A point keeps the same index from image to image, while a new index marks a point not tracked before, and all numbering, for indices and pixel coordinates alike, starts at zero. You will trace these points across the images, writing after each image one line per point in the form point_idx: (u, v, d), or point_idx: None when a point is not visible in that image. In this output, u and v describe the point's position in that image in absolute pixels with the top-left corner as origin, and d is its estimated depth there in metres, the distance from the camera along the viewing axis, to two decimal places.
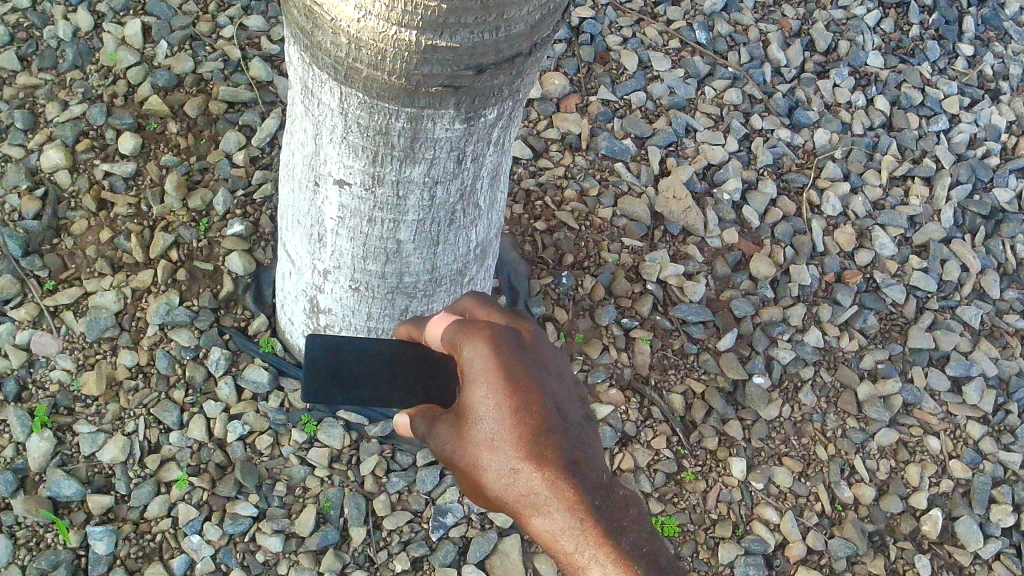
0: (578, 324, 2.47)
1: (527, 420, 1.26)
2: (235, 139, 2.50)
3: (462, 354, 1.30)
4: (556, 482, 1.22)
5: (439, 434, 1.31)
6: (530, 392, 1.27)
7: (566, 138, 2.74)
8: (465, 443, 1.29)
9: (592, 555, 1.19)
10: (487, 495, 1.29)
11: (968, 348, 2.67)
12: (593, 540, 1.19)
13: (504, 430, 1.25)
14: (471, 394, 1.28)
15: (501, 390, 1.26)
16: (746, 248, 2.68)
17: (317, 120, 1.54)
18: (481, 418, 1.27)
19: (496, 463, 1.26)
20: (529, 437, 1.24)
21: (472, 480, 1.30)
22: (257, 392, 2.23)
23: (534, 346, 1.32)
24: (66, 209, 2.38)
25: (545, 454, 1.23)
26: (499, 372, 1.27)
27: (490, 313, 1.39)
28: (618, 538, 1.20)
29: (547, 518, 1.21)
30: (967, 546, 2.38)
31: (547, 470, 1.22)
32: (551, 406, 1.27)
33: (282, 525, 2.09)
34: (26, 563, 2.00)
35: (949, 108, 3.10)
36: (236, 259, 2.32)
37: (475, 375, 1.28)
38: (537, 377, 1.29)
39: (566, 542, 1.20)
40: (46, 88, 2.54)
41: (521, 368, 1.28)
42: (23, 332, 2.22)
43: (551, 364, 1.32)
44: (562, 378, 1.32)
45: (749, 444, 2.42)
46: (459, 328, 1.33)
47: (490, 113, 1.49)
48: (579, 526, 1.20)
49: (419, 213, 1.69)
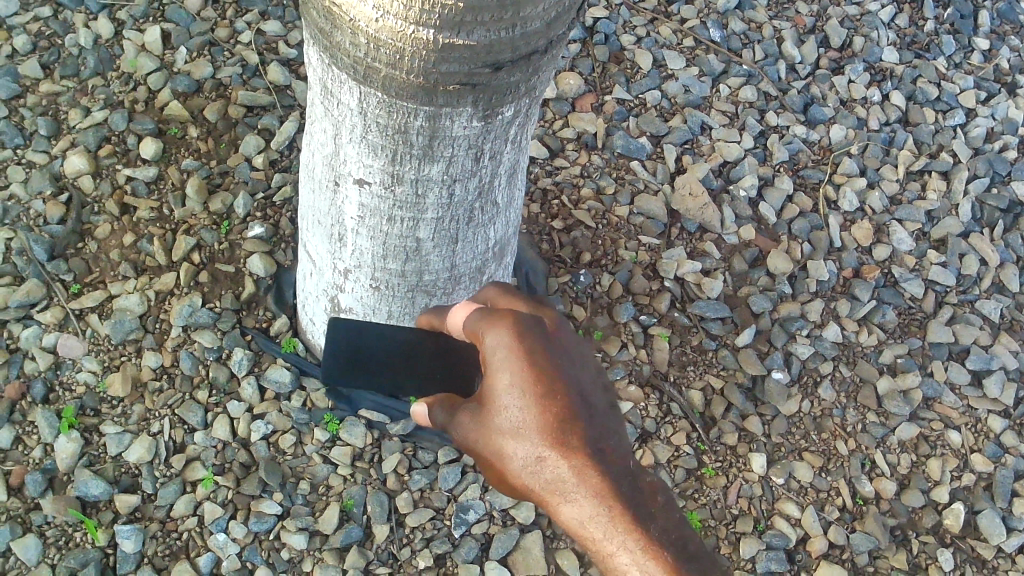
0: (596, 322, 2.48)
1: (551, 410, 1.32)
2: (255, 143, 2.53)
3: (485, 343, 1.36)
4: (583, 470, 1.31)
5: (463, 424, 1.39)
6: (554, 380, 1.33)
7: (582, 137, 2.75)
8: (489, 433, 1.37)
9: (620, 540, 1.29)
10: (513, 482, 1.37)
11: (988, 342, 2.66)
12: (621, 525, 1.29)
13: (530, 420, 1.32)
14: (494, 384, 1.34)
15: (525, 379, 1.32)
16: (763, 244, 2.68)
17: (336, 120, 1.56)
18: (506, 407, 1.34)
19: (521, 452, 1.34)
20: (556, 428, 1.31)
21: (497, 466, 1.38)
22: (279, 392, 2.26)
23: (557, 333, 1.37)
24: (90, 214, 2.42)
25: (571, 443, 1.31)
26: (523, 362, 1.33)
27: (512, 300, 1.44)
28: (645, 523, 1.30)
29: (575, 506, 1.30)
30: (989, 539, 2.38)
31: (573, 458, 1.31)
32: (575, 395, 1.34)
33: (307, 522, 2.11)
34: (55, 561, 2.03)
35: (965, 102, 3.09)
36: (257, 260, 2.35)
37: (498, 364, 1.34)
38: (561, 364, 1.34)
39: (594, 528, 1.30)
40: (68, 95, 2.58)
41: (544, 356, 1.34)
42: (50, 335, 2.25)
43: (574, 351, 1.38)
44: (586, 365, 1.38)
45: (769, 439, 2.43)
46: (481, 316, 1.38)
47: (507, 111, 1.51)
48: (607, 514, 1.30)
49: (438, 211, 1.71)
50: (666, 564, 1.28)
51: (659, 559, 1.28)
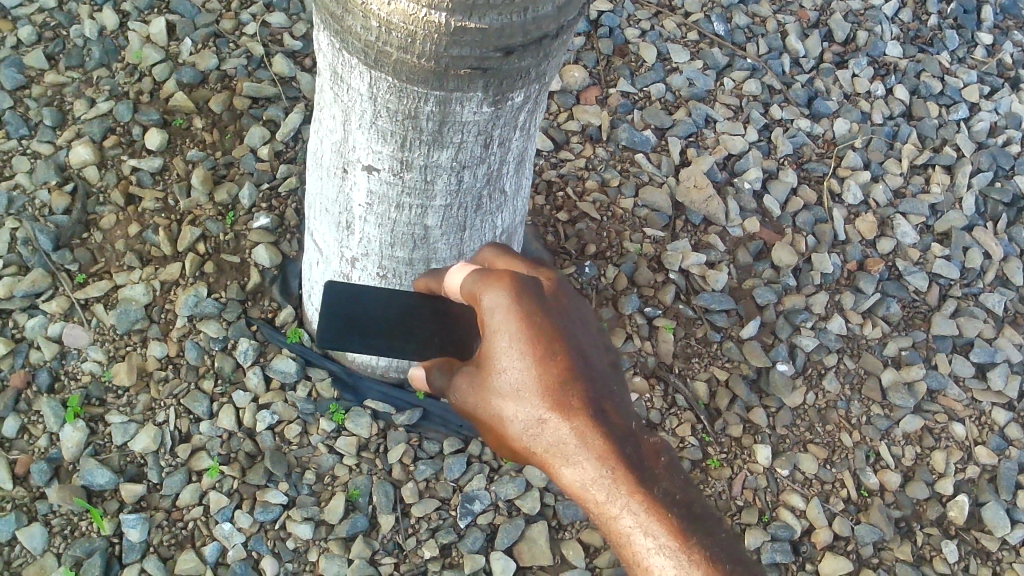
0: (601, 313, 2.47)
1: (550, 371, 1.37)
2: (260, 134, 2.53)
3: (484, 305, 1.41)
4: (584, 431, 1.35)
5: (464, 387, 1.46)
6: (555, 342, 1.38)
7: (586, 129, 2.75)
8: (490, 395, 1.43)
9: (623, 502, 1.32)
10: (514, 445, 1.43)
11: (992, 335, 2.67)
12: (624, 486, 1.33)
13: (529, 381, 1.38)
14: (494, 346, 1.40)
15: (525, 341, 1.38)
16: (768, 237, 2.69)
17: (346, 106, 1.57)
18: (506, 369, 1.40)
19: (522, 413, 1.39)
20: (556, 389, 1.37)
21: (498, 429, 1.44)
22: (285, 382, 2.26)
23: (555, 295, 1.43)
24: (95, 204, 2.42)
25: (572, 406, 1.36)
26: (520, 323, 1.38)
27: (511, 262, 1.50)
28: (648, 486, 1.33)
29: (577, 467, 1.35)
30: (994, 531, 2.38)
31: (574, 420, 1.36)
32: (575, 356, 1.39)
33: (312, 512, 2.11)
34: (61, 550, 2.03)
35: (969, 97, 3.10)
36: (262, 251, 2.35)
37: (497, 326, 1.40)
38: (561, 326, 1.40)
39: (597, 490, 1.33)
40: (73, 86, 2.58)
41: (543, 319, 1.39)
42: (55, 325, 2.25)
43: (572, 313, 1.44)
44: (584, 327, 1.44)
45: (774, 431, 2.43)
46: (479, 278, 1.43)
47: (517, 97, 1.51)
48: (609, 475, 1.33)
49: (447, 198, 1.71)
50: (668, 522, 1.31)
51: (662, 519, 1.31)
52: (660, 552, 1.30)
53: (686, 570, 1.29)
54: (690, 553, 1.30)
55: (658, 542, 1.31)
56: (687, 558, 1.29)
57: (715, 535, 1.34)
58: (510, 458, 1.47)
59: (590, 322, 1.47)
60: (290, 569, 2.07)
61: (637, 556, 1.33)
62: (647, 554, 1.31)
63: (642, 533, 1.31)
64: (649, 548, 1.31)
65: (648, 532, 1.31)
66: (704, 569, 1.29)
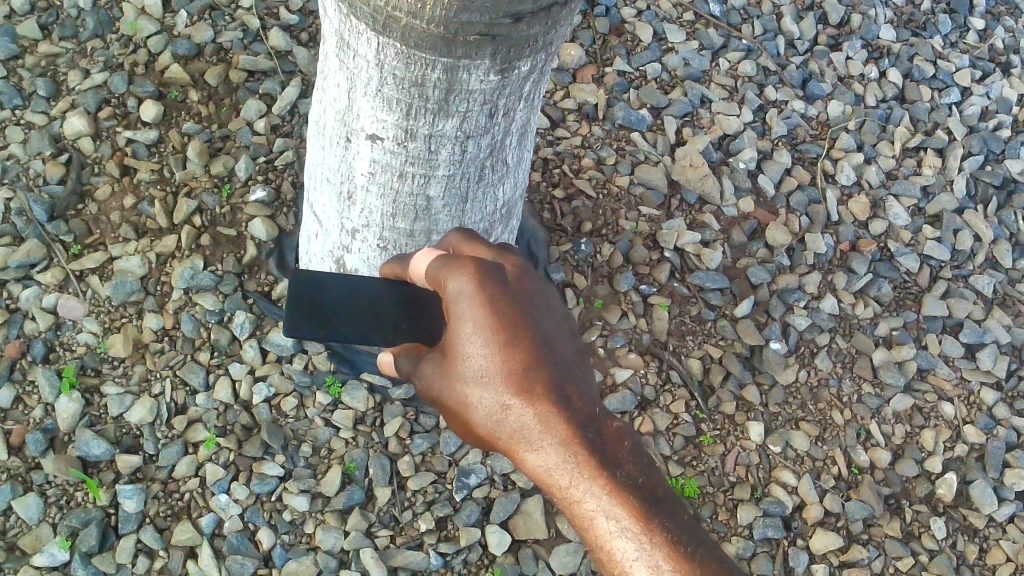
0: (597, 290, 2.49)
1: (514, 357, 1.41)
2: (256, 107, 2.52)
3: (449, 291, 1.44)
4: (546, 417, 1.38)
5: (431, 374, 1.49)
6: (518, 328, 1.42)
7: (583, 108, 2.76)
8: (455, 382, 1.46)
9: (586, 486, 1.34)
10: (479, 431, 1.46)
11: (981, 317, 2.69)
12: (586, 471, 1.35)
13: (493, 367, 1.41)
14: (458, 333, 1.43)
15: (489, 328, 1.41)
16: (762, 217, 2.70)
17: (352, 73, 1.57)
18: (470, 355, 1.43)
19: (486, 399, 1.42)
20: (519, 375, 1.40)
21: (463, 415, 1.47)
22: (281, 355, 2.26)
23: (520, 282, 1.46)
24: (90, 175, 2.41)
25: (535, 392, 1.40)
26: (483, 310, 1.41)
27: (476, 248, 1.53)
28: (611, 469, 1.35)
29: (540, 452, 1.38)
30: (982, 509, 2.41)
31: (537, 405, 1.39)
32: (539, 342, 1.43)
33: (309, 484, 2.12)
34: (57, 520, 2.03)
35: (961, 81, 3.13)
36: (259, 225, 2.35)
37: (462, 313, 1.43)
38: (524, 312, 1.43)
39: (560, 475, 1.36)
40: (67, 56, 2.56)
41: (507, 305, 1.42)
42: (50, 296, 2.24)
43: (537, 300, 1.47)
44: (549, 314, 1.47)
45: (767, 408, 2.44)
46: (444, 265, 1.45)
47: (523, 66, 1.52)
48: (571, 460, 1.35)
49: (450, 168, 1.73)
50: (630, 506, 1.32)
51: (624, 501, 1.33)
52: (622, 535, 1.32)
53: (648, 553, 1.30)
54: (651, 535, 1.31)
55: (620, 525, 1.32)
56: (650, 541, 1.31)
57: (678, 517, 1.35)
58: (477, 443, 1.50)
59: (556, 309, 1.50)
60: (286, 541, 2.08)
61: (600, 540, 1.34)
62: (609, 537, 1.32)
63: (604, 516, 1.32)
64: (612, 531, 1.32)
65: (610, 515, 1.32)
66: (665, 550, 1.30)
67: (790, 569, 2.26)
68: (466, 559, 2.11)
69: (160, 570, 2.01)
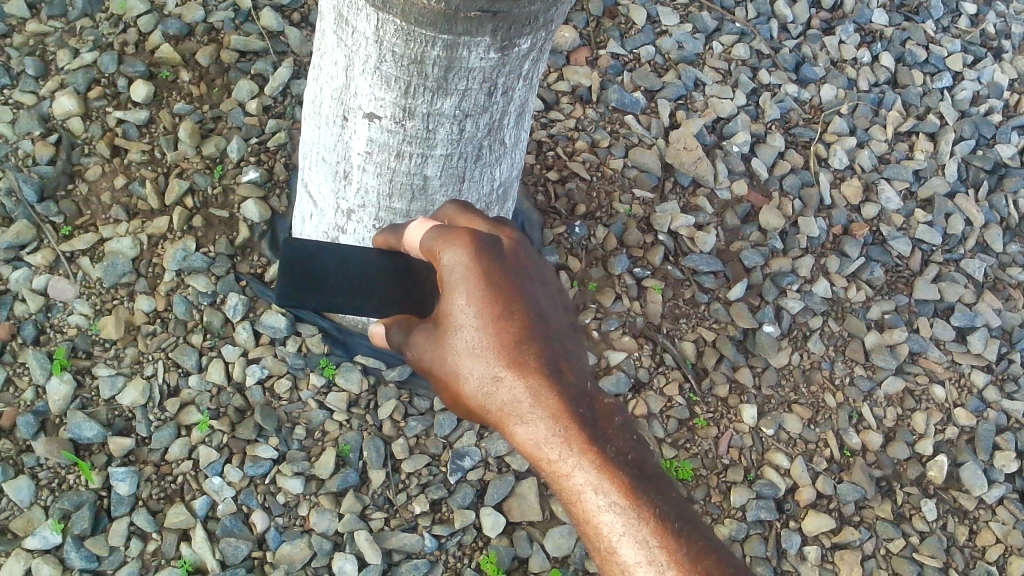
0: (591, 273, 2.48)
1: (507, 331, 1.40)
2: (248, 88, 2.51)
3: (443, 263, 1.41)
4: (538, 391, 1.39)
5: (419, 344, 1.47)
6: (513, 302, 1.41)
7: (577, 90, 2.75)
8: (445, 354, 1.45)
9: (575, 460, 1.37)
10: (468, 403, 1.46)
11: (972, 300, 2.70)
12: (575, 445, 1.37)
13: (485, 340, 1.40)
14: (451, 304, 1.41)
15: (483, 301, 1.39)
16: (755, 200, 2.70)
17: (350, 51, 1.59)
18: (462, 327, 1.41)
19: (477, 372, 1.42)
20: (512, 349, 1.40)
21: (452, 386, 1.47)
22: (274, 337, 2.25)
23: (515, 255, 1.45)
24: (80, 155, 2.39)
25: (527, 365, 1.40)
26: (478, 282, 1.40)
27: (470, 220, 1.51)
28: (600, 445, 1.38)
29: (530, 425, 1.39)
30: (971, 491, 2.42)
31: (528, 378, 1.39)
32: (532, 316, 1.42)
33: (303, 467, 2.10)
34: (48, 503, 2.01)
35: (953, 66, 3.14)
36: (252, 206, 2.34)
37: (456, 284, 1.41)
38: (519, 286, 1.42)
39: (549, 449, 1.38)
40: (56, 36, 2.54)
41: (502, 277, 1.41)
42: (40, 277, 2.23)
43: (530, 274, 1.46)
44: (543, 288, 1.47)
45: (760, 390, 2.45)
46: (438, 235, 1.43)
47: (524, 44, 1.53)
48: (561, 435, 1.38)
49: (448, 147, 1.74)
50: (618, 481, 1.35)
51: (612, 476, 1.35)
52: (610, 510, 1.34)
53: (636, 528, 1.33)
54: (639, 511, 1.33)
55: (609, 500, 1.34)
56: (637, 516, 1.33)
57: (665, 495, 1.38)
58: (464, 415, 1.50)
59: (549, 282, 1.50)
60: (281, 524, 2.07)
61: (588, 514, 1.36)
62: (597, 512, 1.35)
63: (593, 491, 1.35)
64: (600, 506, 1.35)
65: (599, 490, 1.35)
66: (652, 526, 1.33)
67: (783, 550, 2.27)
68: (460, 542, 2.11)
69: (153, 553, 2.00)
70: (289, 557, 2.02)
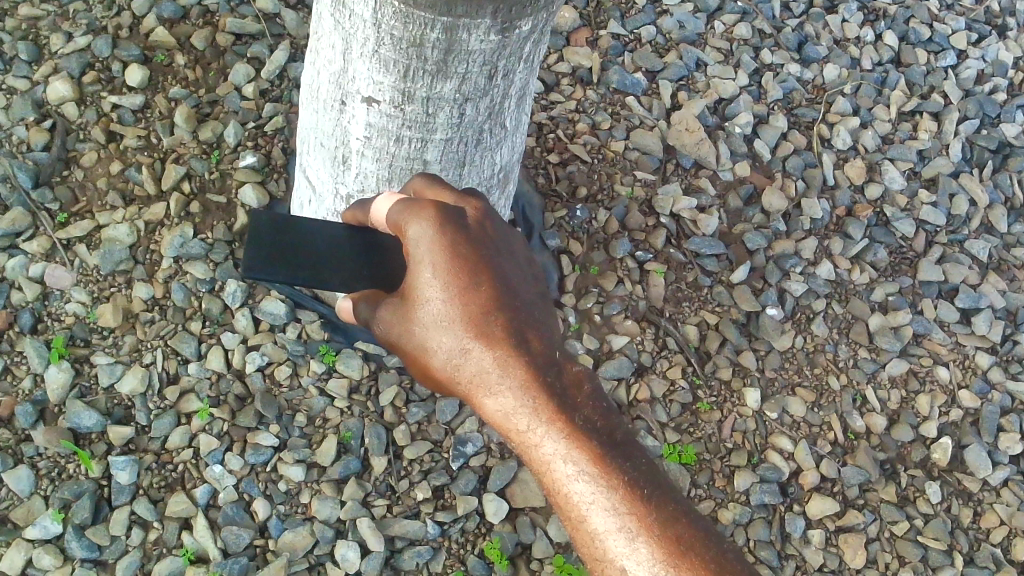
0: (593, 257, 2.45)
1: (474, 304, 1.39)
2: (244, 71, 2.48)
3: (409, 236, 1.41)
4: (506, 361, 1.37)
5: (385, 318, 1.47)
6: (480, 273, 1.40)
7: (577, 71, 2.72)
8: (413, 327, 1.44)
9: (543, 430, 1.33)
10: (438, 377, 1.44)
11: (976, 282, 2.68)
12: (544, 415, 1.34)
13: (452, 312, 1.39)
14: (417, 278, 1.41)
15: (449, 274, 1.38)
16: (758, 181, 2.68)
17: (348, 33, 1.57)
18: (428, 300, 1.40)
19: (445, 345, 1.41)
20: (479, 321, 1.39)
21: (420, 360, 1.45)
22: (274, 324, 2.23)
23: (481, 227, 1.44)
24: (75, 141, 2.37)
25: (495, 336, 1.39)
26: (443, 254, 1.39)
27: (438, 193, 1.50)
28: (569, 414, 1.35)
29: (498, 396, 1.37)
30: (976, 473, 2.41)
31: (497, 349, 1.38)
32: (500, 286, 1.41)
33: (304, 454, 2.09)
34: (48, 492, 2.00)
35: (957, 44, 3.11)
36: (250, 191, 2.31)
37: (422, 257, 1.40)
38: (486, 257, 1.41)
39: (518, 419, 1.35)
40: (49, 19, 2.51)
41: (468, 248, 1.40)
42: (36, 265, 2.20)
43: (497, 244, 1.46)
44: (511, 259, 1.46)
45: (763, 374, 2.43)
46: (404, 207, 1.42)
47: (525, 25, 1.50)
48: (530, 405, 1.35)
49: (447, 132, 1.72)
50: (587, 448, 1.32)
51: (582, 445, 1.32)
52: (580, 479, 1.31)
53: (605, 495, 1.30)
54: (608, 479, 1.30)
55: (578, 468, 1.31)
56: (606, 483, 1.30)
57: (636, 462, 1.34)
58: (436, 389, 1.49)
59: (517, 252, 1.49)
60: (282, 511, 2.06)
61: (557, 484, 1.32)
62: (567, 481, 1.31)
63: (562, 460, 1.32)
64: (569, 475, 1.31)
65: (568, 459, 1.32)
66: (621, 493, 1.30)
67: (786, 533, 2.26)
68: (463, 528, 2.10)
69: (155, 542, 1.99)
70: (291, 545, 2.01)
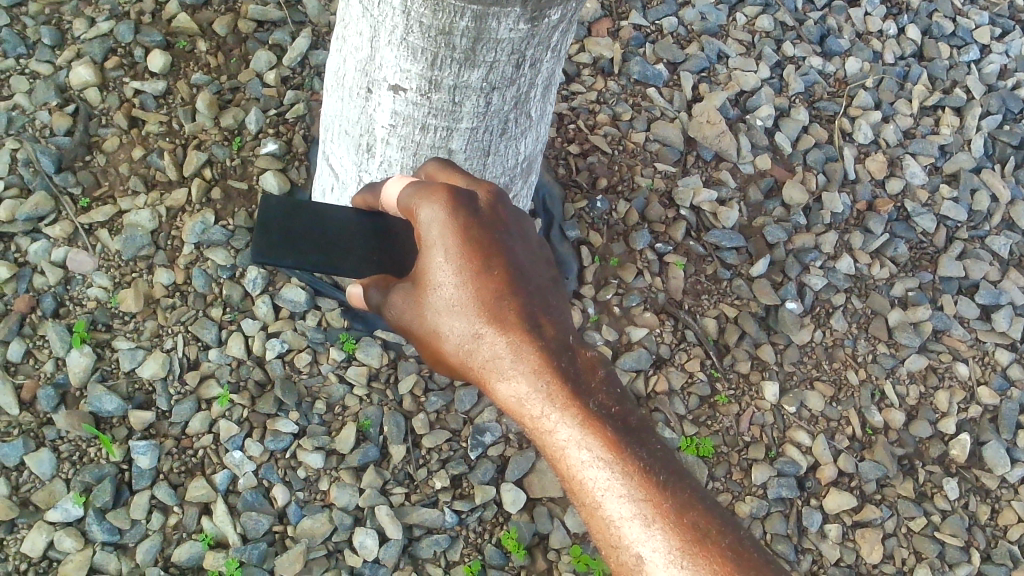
0: (612, 248, 2.45)
1: (486, 288, 1.39)
2: (266, 58, 2.49)
3: (420, 220, 1.41)
4: (518, 347, 1.38)
5: (399, 303, 1.49)
6: (493, 258, 1.40)
7: (598, 62, 2.71)
8: (425, 312, 1.45)
9: (556, 417, 1.33)
10: (452, 362, 1.46)
11: (997, 279, 2.67)
12: (557, 401, 1.34)
13: (464, 297, 1.40)
14: (429, 262, 1.41)
15: (460, 257, 1.39)
16: (778, 174, 2.67)
17: (376, 21, 1.56)
18: (441, 284, 1.41)
19: (458, 329, 1.42)
20: (492, 305, 1.39)
21: (434, 344, 1.47)
22: (294, 312, 2.23)
23: (494, 210, 1.43)
24: (98, 126, 2.37)
25: (508, 321, 1.39)
26: (454, 237, 1.39)
27: (452, 177, 1.50)
28: (583, 400, 1.34)
29: (511, 381, 1.37)
30: (994, 469, 2.40)
31: (509, 334, 1.39)
32: (513, 272, 1.41)
33: (324, 442, 2.10)
34: (70, 475, 2.01)
35: (980, 38, 3.10)
36: (271, 179, 2.32)
37: (433, 240, 1.40)
38: (499, 241, 1.41)
39: (531, 405, 1.35)
40: (72, 4, 2.51)
41: (479, 232, 1.40)
42: (59, 249, 2.21)
43: (511, 228, 1.45)
44: (525, 245, 1.46)
45: (782, 367, 2.43)
46: (416, 191, 1.42)
47: (554, 14, 1.49)
48: (543, 390, 1.35)
49: (473, 121, 1.72)
50: (602, 434, 1.31)
51: (596, 432, 1.32)
52: (594, 465, 1.30)
53: (620, 482, 1.28)
54: (623, 464, 1.29)
55: (592, 455, 1.31)
56: (621, 470, 1.29)
57: (651, 447, 1.33)
58: (450, 374, 1.51)
59: (530, 239, 1.49)
60: (301, 498, 2.06)
61: (571, 471, 1.32)
62: (581, 467, 1.31)
63: (575, 445, 1.31)
64: (584, 461, 1.31)
65: (582, 445, 1.31)
66: (636, 479, 1.28)
67: (803, 528, 2.26)
68: (481, 518, 2.10)
69: (174, 526, 2.00)
70: (310, 531, 2.02)
